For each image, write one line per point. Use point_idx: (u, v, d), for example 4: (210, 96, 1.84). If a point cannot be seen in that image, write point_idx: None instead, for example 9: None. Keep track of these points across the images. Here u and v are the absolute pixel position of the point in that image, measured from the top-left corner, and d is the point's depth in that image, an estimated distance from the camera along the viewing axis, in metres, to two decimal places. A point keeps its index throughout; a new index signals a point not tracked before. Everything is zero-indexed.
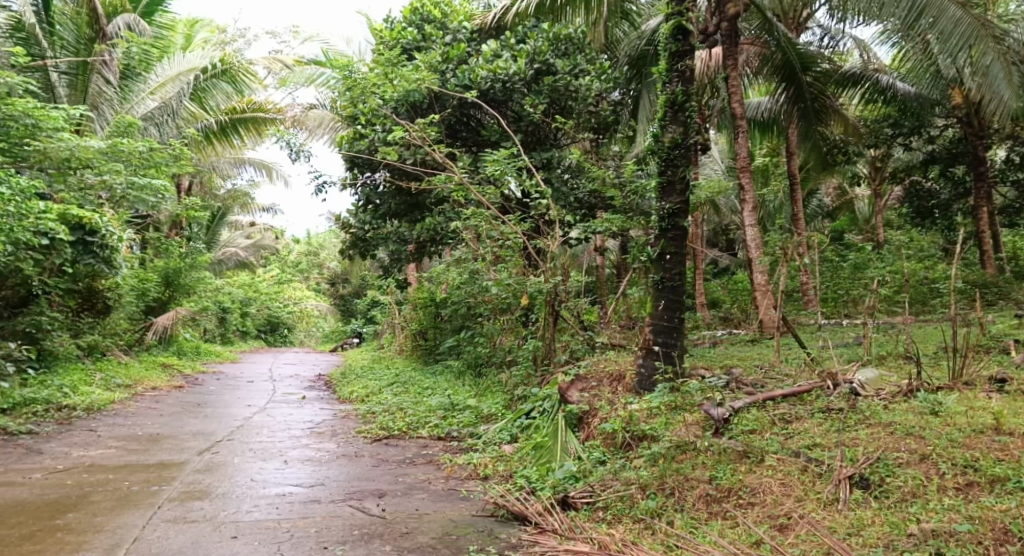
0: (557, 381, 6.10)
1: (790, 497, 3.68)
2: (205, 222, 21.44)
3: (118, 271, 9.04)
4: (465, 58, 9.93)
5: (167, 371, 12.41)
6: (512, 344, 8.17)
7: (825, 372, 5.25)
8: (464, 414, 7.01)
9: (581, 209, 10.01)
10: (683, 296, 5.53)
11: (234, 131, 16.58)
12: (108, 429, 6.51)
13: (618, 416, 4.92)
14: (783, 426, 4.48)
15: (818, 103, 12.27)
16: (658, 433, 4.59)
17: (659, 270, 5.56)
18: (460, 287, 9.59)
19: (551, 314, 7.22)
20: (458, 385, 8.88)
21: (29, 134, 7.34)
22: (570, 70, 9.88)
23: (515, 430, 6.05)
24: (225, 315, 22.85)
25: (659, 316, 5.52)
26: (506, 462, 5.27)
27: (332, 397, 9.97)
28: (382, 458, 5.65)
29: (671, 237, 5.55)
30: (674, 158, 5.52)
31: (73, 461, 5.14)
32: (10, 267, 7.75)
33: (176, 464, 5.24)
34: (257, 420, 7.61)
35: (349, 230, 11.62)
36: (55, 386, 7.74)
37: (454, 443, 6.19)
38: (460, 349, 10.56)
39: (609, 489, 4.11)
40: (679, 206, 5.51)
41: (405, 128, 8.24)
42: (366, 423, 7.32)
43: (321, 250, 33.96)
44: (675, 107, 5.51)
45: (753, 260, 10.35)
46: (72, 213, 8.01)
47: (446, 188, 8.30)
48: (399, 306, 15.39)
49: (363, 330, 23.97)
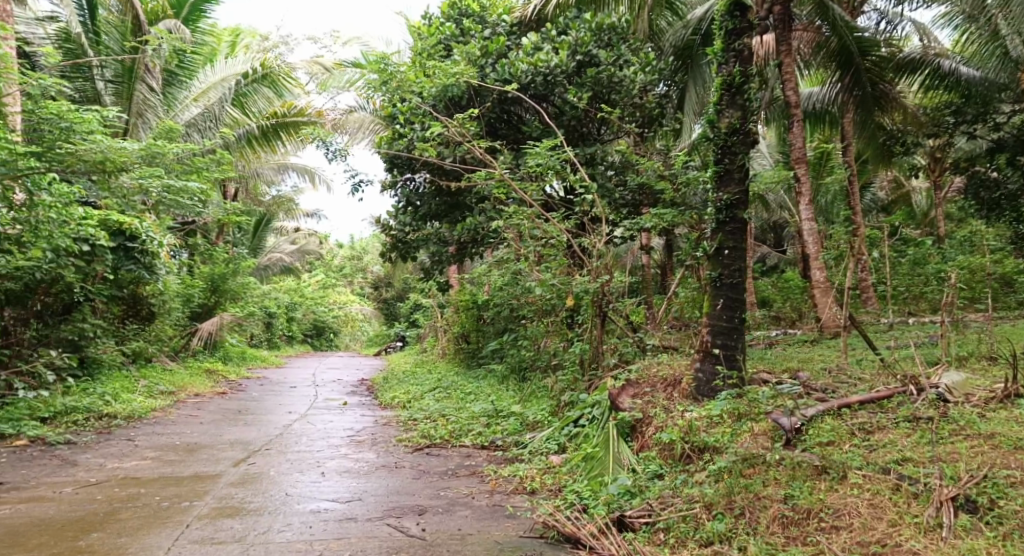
0: (606, 386, 5.74)
1: (882, 521, 3.29)
2: (249, 228, 21.57)
3: (159, 276, 9.01)
4: (505, 53, 9.63)
5: (212, 377, 12.37)
6: (558, 347, 7.83)
7: (904, 376, 4.79)
8: (509, 421, 6.69)
9: (627, 205, 9.62)
10: (743, 295, 5.12)
11: (276, 136, 16.33)
12: (146, 438, 6.36)
13: (675, 426, 4.57)
14: (863, 437, 4.06)
15: (876, 89, 11.63)
16: (724, 444, 4.21)
17: (716, 266, 5.17)
18: (503, 289, 9.28)
19: (599, 316, 6.87)
20: (502, 390, 8.58)
21: (63, 138, 7.11)
22: (614, 61, 9.50)
23: (562, 439, 5.72)
24: (271, 320, 22.97)
25: (717, 317, 5.13)
26: (554, 474, 4.93)
27: (374, 402, 9.75)
28: (424, 470, 5.37)
29: (729, 230, 5.15)
30: (732, 145, 5.12)
31: (106, 474, 4.97)
32: (51, 275, 7.48)
33: (211, 476, 5.04)
34: (297, 428, 7.42)
35: (389, 232, 11.43)
36: (97, 393, 7.65)
37: (499, 452, 5.88)
38: (503, 352, 10.25)
39: (671, 508, 3.76)
40: (738, 196, 5.11)
41: (444, 124, 7.97)
42: (407, 430, 7.06)
43: (364, 255, 34.06)
44: (732, 89, 5.12)
45: (810, 256, 9.83)
46: (112, 219, 7.87)
47: (487, 185, 7.99)
48: (441, 309, 15.18)
49: (406, 334, 23.85)
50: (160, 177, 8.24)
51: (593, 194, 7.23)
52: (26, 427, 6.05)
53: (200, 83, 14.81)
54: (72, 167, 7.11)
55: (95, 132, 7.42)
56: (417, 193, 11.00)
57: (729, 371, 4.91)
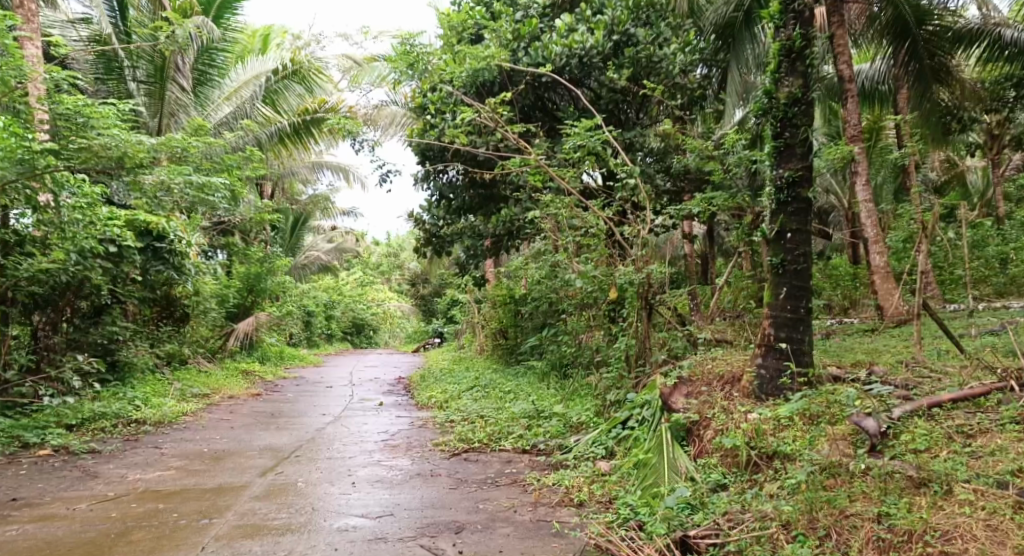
0: (656, 385, 5.29)
1: (1005, 548, 2.88)
2: (285, 226, 21.50)
3: (188, 278, 8.80)
4: (538, 35, 9.17)
5: (248, 378, 12.20)
6: (602, 343, 7.38)
7: (998, 369, 4.25)
8: (551, 422, 6.28)
9: (669, 192, 9.09)
10: (809, 282, 4.60)
11: (309, 133, 15.72)
12: (173, 446, 6.09)
13: (739, 429, 4.12)
14: (964, 442, 3.57)
15: (934, 61, 10.91)
16: (798, 452, 3.76)
17: (777, 252, 4.66)
18: (542, 282, 8.86)
19: (645, 310, 6.41)
20: (543, 388, 8.17)
21: (79, 133, 6.81)
22: (652, 40, 9.04)
23: (610, 442, 5.28)
24: (309, 319, 22.91)
25: (780, 307, 4.62)
26: (603, 483, 4.51)
27: (410, 403, 9.42)
28: (461, 478, 5.00)
29: (791, 211, 4.63)
30: (793, 116, 4.61)
31: (126, 487, 4.70)
32: (78, 278, 7.22)
33: (235, 488, 4.73)
34: (330, 432, 7.11)
35: (423, 227, 11.08)
36: (127, 398, 7.44)
37: (541, 457, 5.47)
38: (543, 349, 9.83)
39: (742, 528, 3.37)
40: (802, 172, 4.59)
41: (476, 109, 7.55)
42: (444, 433, 6.69)
43: (402, 251, 33.90)
44: (791, 55, 4.61)
45: (869, 240, 9.19)
46: (139, 219, 7.70)
47: (522, 173, 7.56)
48: (478, 305, 14.83)
49: (444, 330, 23.57)
50: (181, 172, 7.82)
51: (635, 179, 6.74)
52: (50, 436, 5.83)
53: (232, 80, 14.75)
54: (88, 162, 6.81)
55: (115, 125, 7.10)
56: (450, 185, 10.65)
57: (796, 367, 4.42)
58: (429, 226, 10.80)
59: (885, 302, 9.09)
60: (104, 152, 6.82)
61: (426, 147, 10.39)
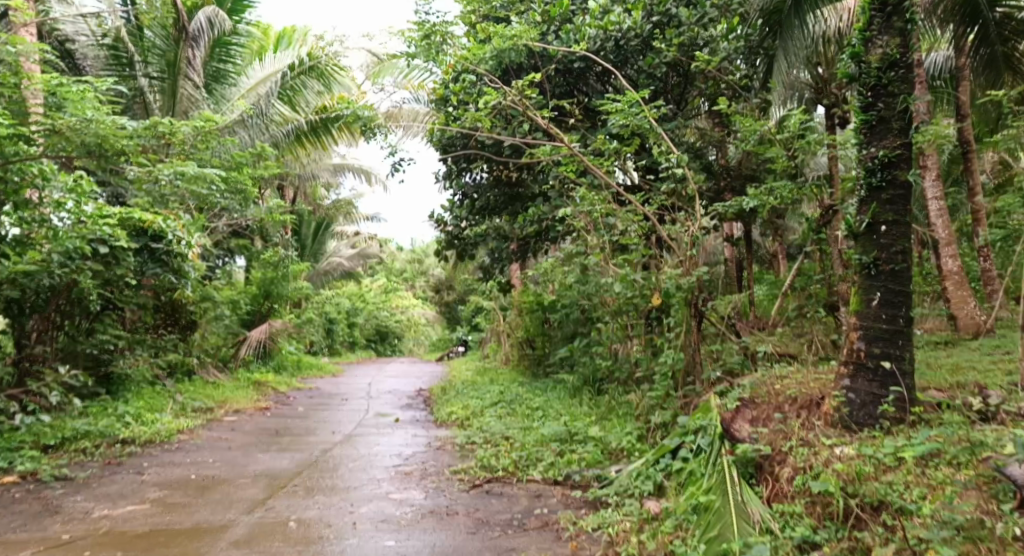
0: (714, 409, 4.47)
1: None
2: (307, 231, 20.95)
3: (188, 283, 8.05)
4: (570, 18, 8.41)
5: (260, 390, 11.55)
6: (641, 357, 6.57)
7: None
8: (585, 447, 5.47)
9: (713, 189, 8.28)
10: (908, 287, 3.90)
11: (326, 132, 15.10)
12: (158, 471, 5.38)
13: (833, 472, 3.39)
14: None
15: (1007, 45, 9.76)
16: (943, 513, 2.95)
17: (868, 248, 3.97)
18: (575, 288, 8.08)
19: (694, 320, 5.62)
20: (574, 406, 7.36)
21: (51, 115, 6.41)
22: (696, 21, 8.26)
23: (660, 476, 4.48)
24: (331, 326, 22.34)
25: (870, 316, 3.92)
26: (656, 532, 3.70)
27: (429, 419, 8.66)
28: (483, 519, 4.23)
29: (887, 199, 3.94)
30: (889, 83, 3.95)
31: (90, 524, 4.01)
32: (64, 280, 6.57)
33: (216, 529, 4.01)
34: (338, 453, 6.37)
35: (445, 229, 10.32)
36: (117, 414, 6.76)
37: (576, 492, 4.68)
38: (574, 361, 9.02)
39: None
40: (900, 151, 3.91)
41: (501, 93, 6.80)
42: (464, 459, 5.91)
43: (427, 258, 33.17)
44: (887, 10, 3.98)
45: (940, 242, 8.49)
46: (133, 217, 7.08)
47: (553, 163, 6.76)
48: (504, 312, 14.09)
49: (469, 338, 22.83)
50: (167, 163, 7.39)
51: (684, 170, 5.91)
52: (19, 460, 5.16)
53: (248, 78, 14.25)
54: (57, 145, 6.39)
55: (95, 107, 6.61)
56: (473, 184, 9.94)
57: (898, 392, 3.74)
58: (451, 228, 10.07)
59: (959, 310, 8.37)
60: (78, 138, 6.36)
61: (449, 143, 9.70)
